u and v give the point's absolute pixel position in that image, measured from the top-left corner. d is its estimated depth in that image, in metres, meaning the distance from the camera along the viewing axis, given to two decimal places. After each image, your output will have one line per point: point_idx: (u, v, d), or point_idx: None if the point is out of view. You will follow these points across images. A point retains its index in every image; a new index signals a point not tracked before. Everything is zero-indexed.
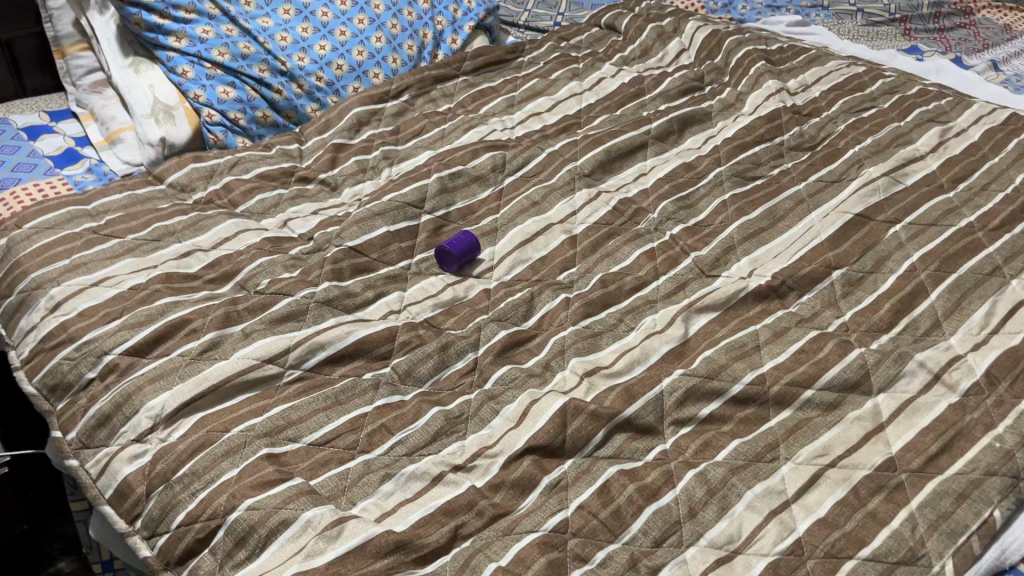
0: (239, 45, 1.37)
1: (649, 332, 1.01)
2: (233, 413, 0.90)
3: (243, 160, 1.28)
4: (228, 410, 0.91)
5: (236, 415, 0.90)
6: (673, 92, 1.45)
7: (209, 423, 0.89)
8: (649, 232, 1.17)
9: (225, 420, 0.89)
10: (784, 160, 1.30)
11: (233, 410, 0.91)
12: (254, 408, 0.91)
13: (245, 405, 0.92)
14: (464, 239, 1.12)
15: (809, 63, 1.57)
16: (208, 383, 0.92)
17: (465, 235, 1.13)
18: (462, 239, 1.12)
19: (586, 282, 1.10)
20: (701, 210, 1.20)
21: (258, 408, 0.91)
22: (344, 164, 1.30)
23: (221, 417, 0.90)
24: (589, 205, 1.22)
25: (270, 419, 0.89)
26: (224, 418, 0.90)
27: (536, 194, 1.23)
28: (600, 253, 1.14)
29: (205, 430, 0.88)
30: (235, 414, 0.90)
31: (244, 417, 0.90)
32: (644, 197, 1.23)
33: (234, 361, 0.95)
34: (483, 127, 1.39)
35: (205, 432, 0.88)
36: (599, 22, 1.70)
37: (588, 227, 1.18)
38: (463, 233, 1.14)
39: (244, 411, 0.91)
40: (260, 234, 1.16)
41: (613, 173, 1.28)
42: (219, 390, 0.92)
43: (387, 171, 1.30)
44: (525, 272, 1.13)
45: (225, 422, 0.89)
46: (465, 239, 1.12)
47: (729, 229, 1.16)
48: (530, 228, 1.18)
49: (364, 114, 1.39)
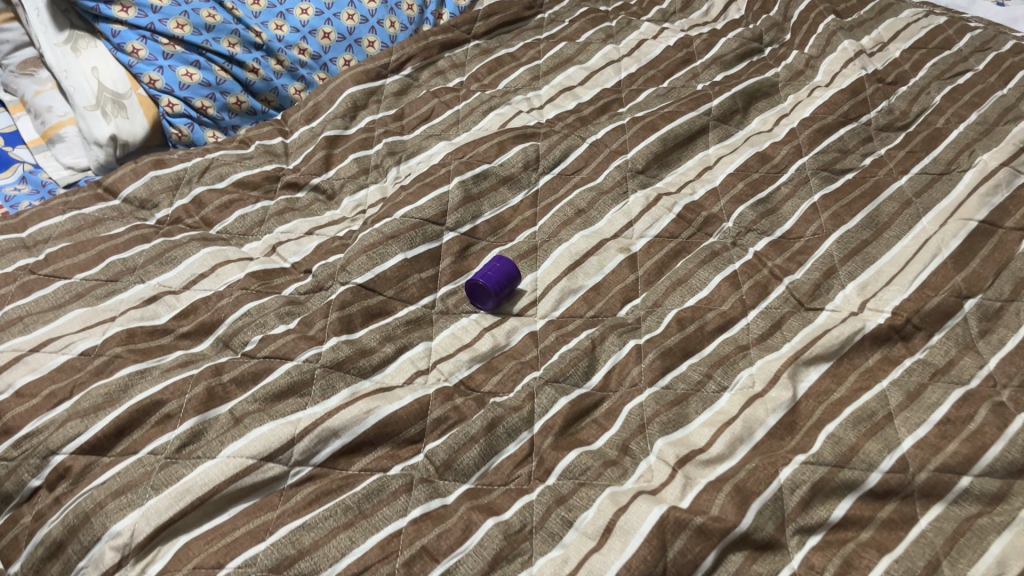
0: (202, 13, 1.11)
1: (747, 395, 0.80)
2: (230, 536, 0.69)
3: (215, 164, 1.04)
4: (222, 531, 0.69)
5: (231, 541, 0.68)
6: (730, 57, 1.22)
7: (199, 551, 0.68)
8: (726, 249, 0.95)
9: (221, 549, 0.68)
10: (875, 145, 1.07)
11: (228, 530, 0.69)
12: (255, 528, 0.69)
13: (243, 524, 0.70)
14: (501, 268, 0.90)
15: (881, 13, 1.33)
16: (192, 495, 0.70)
17: (501, 263, 0.91)
18: (498, 268, 0.90)
19: (657, 321, 0.88)
20: (786, 217, 0.98)
21: (261, 527, 0.69)
22: (341, 165, 1.06)
23: (211, 543, 0.68)
24: (649, 211, 0.99)
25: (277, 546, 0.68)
26: (216, 546, 0.68)
27: (581, 200, 1.00)
28: (669, 279, 0.92)
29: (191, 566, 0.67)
30: (233, 539, 0.68)
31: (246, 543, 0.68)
32: (715, 200, 1.01)
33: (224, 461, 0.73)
34: (505, 109, 1.15)
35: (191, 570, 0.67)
36: None
37: (650, 244, 0.96)
38: (497, 259, 0.91)
39: (242, 532, 0.69)
40: (244, 267, 0.92)
41: (671, 167, 1.05)
42: (210, 502, 0.71)
43: (395, 170, 1.06)
44: (578, 306, 0.91)
45: (219, 554, 0.67)
46: (503, 269, 0.90)
47: (825, 243, 0.94)
48: (578, 246, 0.95)
49: (360, 96, 1.14)
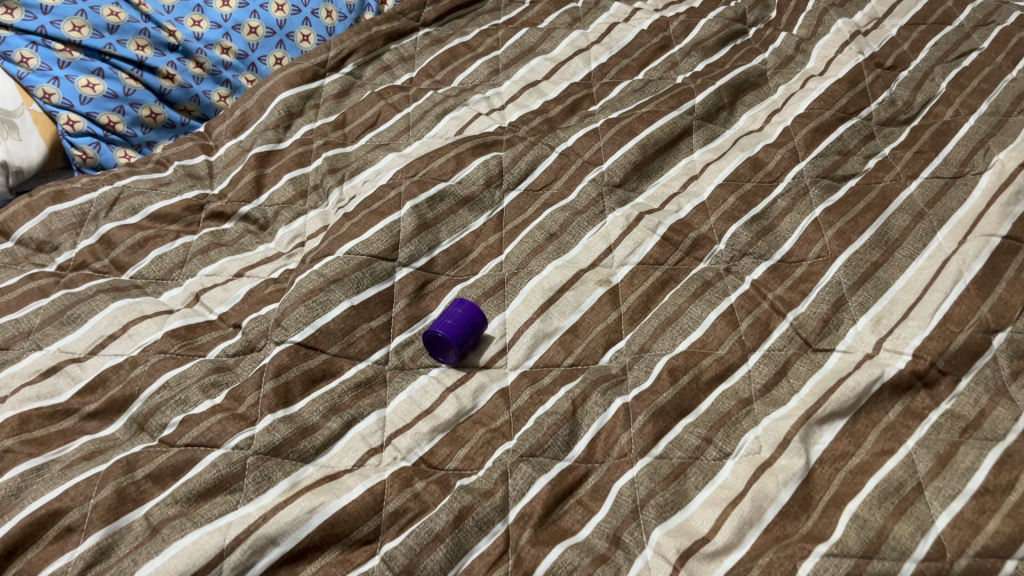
0: (103, 11, 0.95)
1: (754, 465, 0.69)
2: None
3: (125, 193, 0.89)
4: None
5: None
6: (711, 43, 1.09)
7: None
8: (720, 277, 0.83)
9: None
10: (878, 144, 0.96)
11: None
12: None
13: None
14: (466, 318, 0.78)
15: None
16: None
17: (466, 311, 0.78)
18: (462, 318, 0.77)
19: (646, 371, 0.76)
20: (785, 236, 0.86)
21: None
22: (275, 188, 0.92)
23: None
24: (630, 234, 0.87)
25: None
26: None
27: (553, 222, 0.88)
28: (656, 317, 0.81)
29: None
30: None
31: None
32: (704, 216, 0.89)
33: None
34: (462, 112, 1.01)
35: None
36: None
37: (632, 273, 0.84)
38: (460, 306, 0.79)
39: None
40: (162, 324, 0.78)
41: (652, 177, 0.93)
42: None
43: (337, 191, 0.91)
44: (554, 354, 0.79)
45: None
46: (468, 319, 0.78)
47: (831, 268, 0.83)
48: (551, 280, 0.83)
49: (295, 101, 1.00)
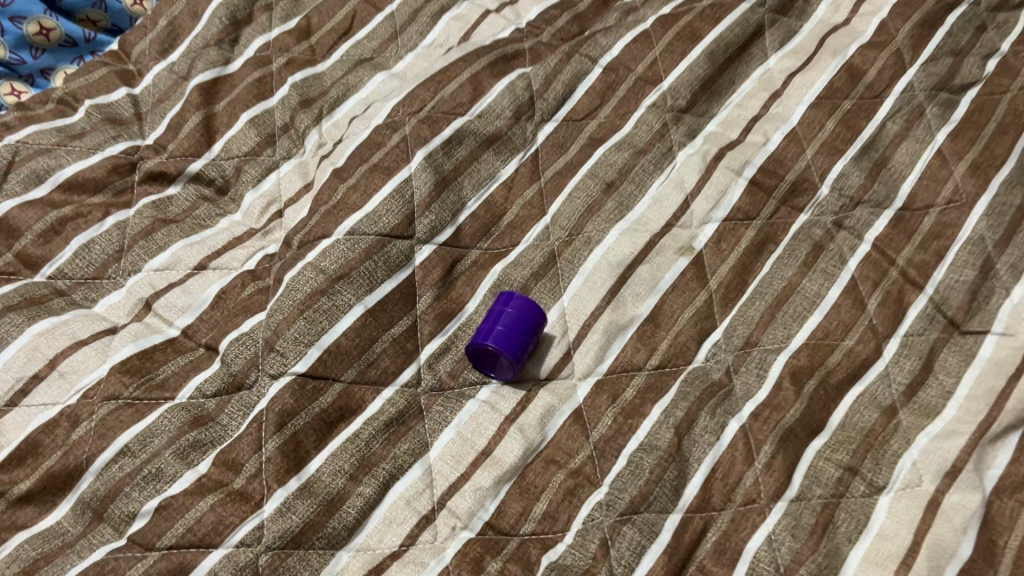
0: None
1: (921, 506, 0.53)
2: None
3: (23, 154, 0.64)
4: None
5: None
6: None
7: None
8: (831, 237, 0.65)
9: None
10: (994, 37, 0.76)
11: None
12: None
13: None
14: (523, 321, 0.58)
15: None
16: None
17: (521, 309, 0.59)
18: (519, 321, 0.58)
19: (758, 375, 0.60)
20: (903, 172, 0.68)
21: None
22: (231, 132, 0.68)
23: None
24: (709, 181, 0.68)
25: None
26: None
27: (608, 166, 0.68)
28: (760, 297, 0.63)
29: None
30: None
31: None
32: (798, 150, 0.69)
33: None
34: (464, 9, 0.77)
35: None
36: None
37: (720, 233, 0.66)
38: (513, 301, 0.59)
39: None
40: (107, 355, 0.56)
41: (723, 96, 0.73)
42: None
43: (315, 133, 0.69)
44: (633, 354, 0.61)
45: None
46: (525, 322, 0.59)
47: (969, 217, 0.65)
48: (618, 252, 0.65)
49: (240, 4, 0.74)
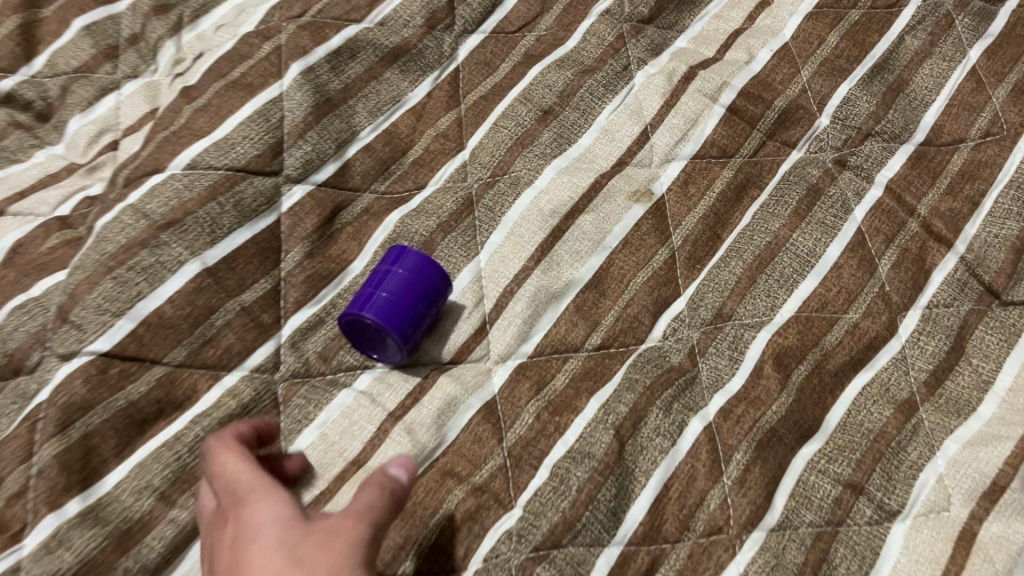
0: None
1: (952, 540, 0.39)
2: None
3: None
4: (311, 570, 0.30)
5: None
6: None
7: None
8: (832, 179, 0.50)
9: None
10: None
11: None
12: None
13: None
14: (418, 288, 0.43)
15: None
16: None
17: (417, 272, 0.43)
18: (412, 288, 0.43)
19: (731, 359, 0.45)
20: (926, 97, 0.53)
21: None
22: (57, 44, 0.52)
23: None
24: (676, 107, 0.52)
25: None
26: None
27: (546, 90, 0.53)
28: (737, 255, 0.48)
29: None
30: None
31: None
32: (791, 70, 0.54)
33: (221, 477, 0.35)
34: None
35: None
36: None
37: (688, 174, 0.51)
38: (408, 259, 0.44)
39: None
40: None
41: (697, 6, 0.58)
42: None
43: (171, 48, 0.53)
44: (568, 330, 0.46)
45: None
46: (421, 290, 0.43)
47: (1012, 154, 0.50)
48: (554, 196, 0.50)
49: None
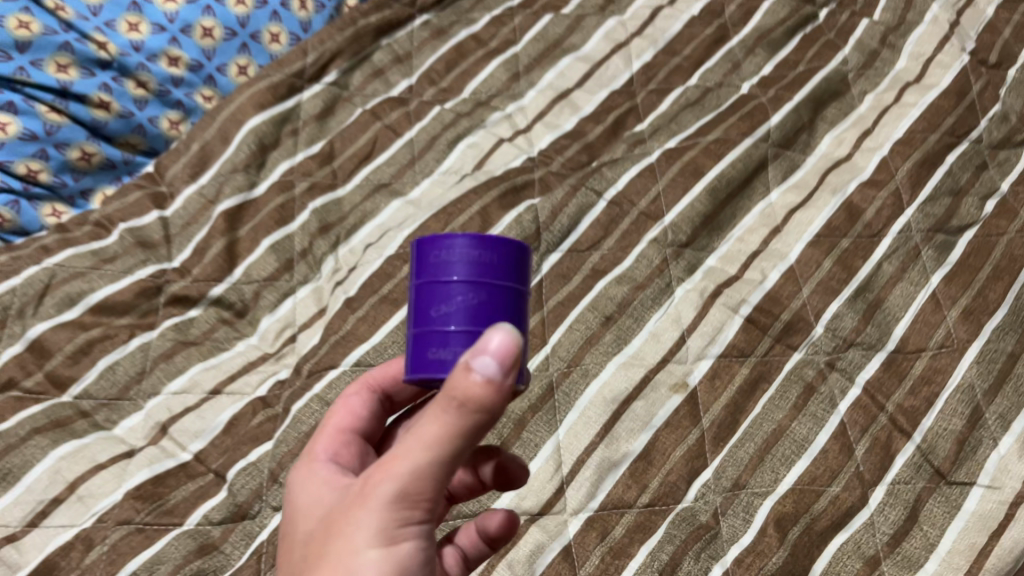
0: (8, 22, 0.71)
1: None
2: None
3: (58, 278, 0.68)
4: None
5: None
6: (778, 34, 0.88)
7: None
8: (823, 378, 0.67)
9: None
10: (994, 176, 0.78)
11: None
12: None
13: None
14: (480, 312, 0.37)
15: None
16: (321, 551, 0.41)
17: (471, 278, 0.37)
18: (473, 308, 0.37)
19: (744, 519, 0.61)
20: (897, 314, 0.70)
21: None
22: (251, 259, 0.72)
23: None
24: (706, 317, 0.70)
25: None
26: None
27: (608, 300, 0.71)
28: (750, 437, 0.64)
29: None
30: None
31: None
32: (795, 287, 0.71)
33: (338, 438, 0.46)
34: (479, 136, 0.81)
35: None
36: None
37: (715, 370, 0.67)
38: (455, 244, 0.37)
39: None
40: (122, 479, 0.60)
41: (724, 231, 0.75)
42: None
43: (331, 260, 0.73)
44: (624, 491, 0.62)
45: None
46: (481, 297, 0.37)
47: (960, 364, 0.67)
48: (614, 386, 0.67)
49: (268, 129, 0.78)
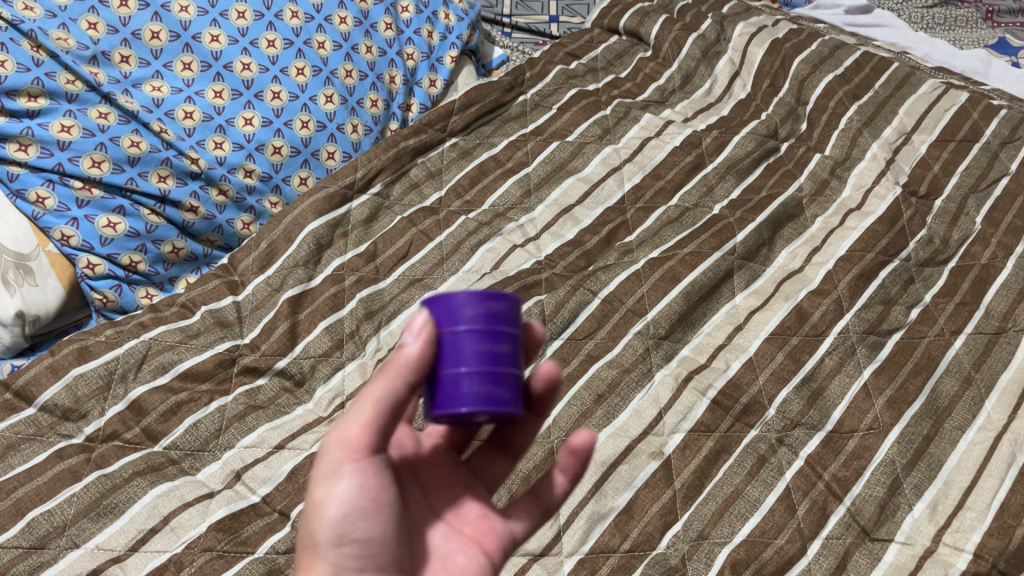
0: (123, 141, 0.89)
1: None
2: (387, 494, 0.49)
3: (153, 349, 0.84)
4: (484, 527, 0.57)
5: (383, 517, 0.49)
6: (745, 163, 1.09)
7: (339, 504, 0.47)
8: (773, 451, 0.82)
9: (379, 531, 0.49)
10: (919, 289, 0.95)
11: (385, 482, 0.49)
12: (478, 560, 0.55)
13: (456, 529, 0.56)
14: (486, 346, 0.48)
15: (902, 78, 1.18)
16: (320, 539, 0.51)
17: (475, 326, 0.48)
18: (475, 350, 0.48)
19: (706, 564, 0.75)
20: (835, 401, 0.85)
21: (446, 547, 0.55)
22: (309, 338, 0.88)
23: (363, 491, 0.48)
24: (679, 397, 0.85)
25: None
26: (372, 518, 0.49)
27: (600, 380, 0.86)
28: (712, 498, 0.79)
29: (333, 558, 0.48)
30: (490, 536, 0.56)
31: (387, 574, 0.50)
32: (753, 376, 0.87)
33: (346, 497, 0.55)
34: (496, 242, 0.98)
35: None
36: (616, 28, 1.34)
37: (685, 442, 0.83)
38: (462, 299, 0.49)
39: (392, 535, 0.50)
40: (206, 514, 0.74)
41: (696, 327, 0.92)
42: (425, 487, 0.57)
43: (374, 341, 0.89)
44: (610, 538, 0.77)
45: (348, 524, 0.48)
46: (482, 344, 0.48)
47: (884, 443, 0.82)
48: (604, 452, 0.81)
49: (324, 232, 0.96)
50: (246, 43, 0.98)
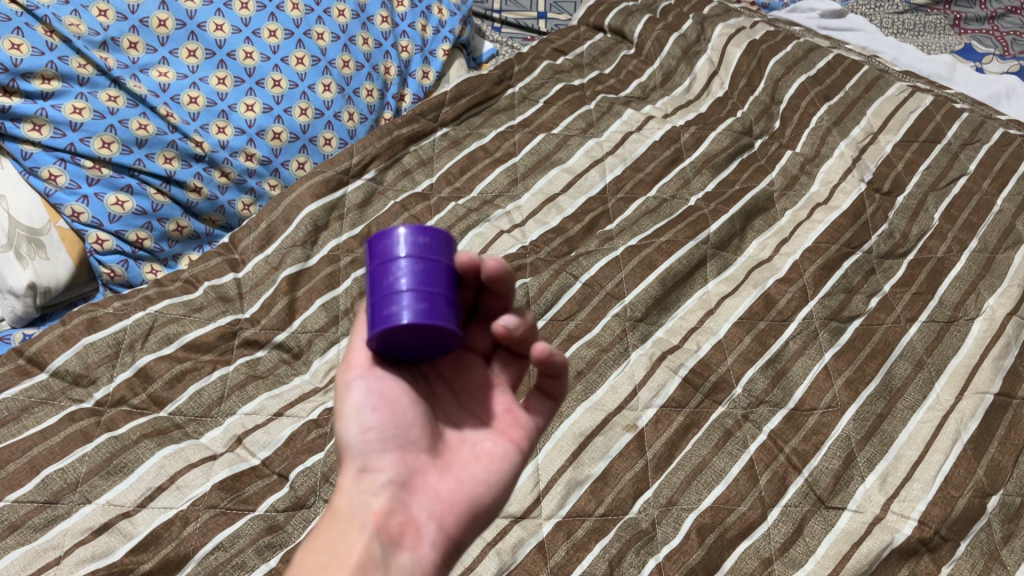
0: (132, 123, 0.93)
1: None
2: (398, 393, 0.60)
3: (159, 321, 0.89)
4: (508, 419, 0.64)
5: (395, 409, 0.59)
6: (720, 158, 1.15)
7: (354, 403, 0.58)
8: (739, 426, 0.88)
9: (394, 419, 0.58)
10: (879, 280, 1.02)
11: (394, 386, 0.60)
12: (502, 447, 0.62)
13: (482, 425, 0.63)
14: (422, 270, 0.55)
15: (870, 81, 1.24)
16: None
17: (413, 254, 0.55)
18: (416, 273, 0.55)
19: (674, 527, 0.81)
20: (797, 381, 0.92)
21: (473, 439, 0.62)
22: (307, 315, 0.94)
23: (372, 391, 0.59)
24: (653, 374, 0.91)
25: (496, 485, 0.60)
26: (383, 409, 0.58)
27: (580, 358, 0.92)
28: (681, 467, 0.85)
29: (358, 445, 0.57)
30: (515, 427, 0.64)
31: (412, 455, 0.58)
32: (722, 356, 0.94)
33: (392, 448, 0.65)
34: (484, 228, 1.04)
35: (291, 573, 0.51)
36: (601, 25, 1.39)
37: (657, 417, 0.89)
38: (399, 236, 0.56)
39: (409, 421, 0.59)
40: (209, 474, 0.79)
41: (670, 310, 0.98)
42: (460, 395, 0.65)
43: None
44: (585, 503, 0.82)
45: (360, 413, 0.58)
46: (421, 266, 0.55)
47: (841, 420, 0.89)
48: (581, 424, 0.87)
49: (320, 214, 1.01)
50: (248, 32, 1.02)
